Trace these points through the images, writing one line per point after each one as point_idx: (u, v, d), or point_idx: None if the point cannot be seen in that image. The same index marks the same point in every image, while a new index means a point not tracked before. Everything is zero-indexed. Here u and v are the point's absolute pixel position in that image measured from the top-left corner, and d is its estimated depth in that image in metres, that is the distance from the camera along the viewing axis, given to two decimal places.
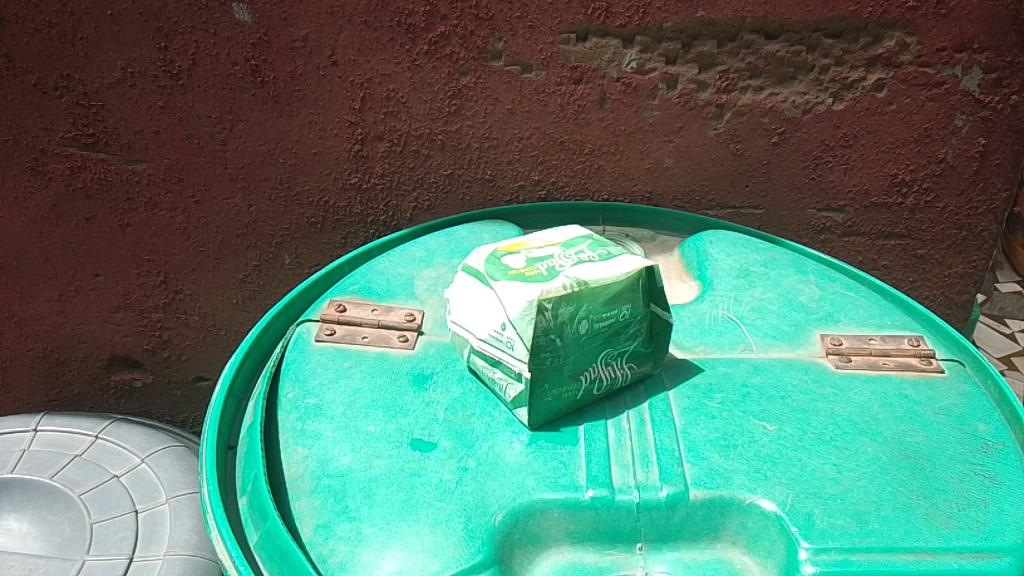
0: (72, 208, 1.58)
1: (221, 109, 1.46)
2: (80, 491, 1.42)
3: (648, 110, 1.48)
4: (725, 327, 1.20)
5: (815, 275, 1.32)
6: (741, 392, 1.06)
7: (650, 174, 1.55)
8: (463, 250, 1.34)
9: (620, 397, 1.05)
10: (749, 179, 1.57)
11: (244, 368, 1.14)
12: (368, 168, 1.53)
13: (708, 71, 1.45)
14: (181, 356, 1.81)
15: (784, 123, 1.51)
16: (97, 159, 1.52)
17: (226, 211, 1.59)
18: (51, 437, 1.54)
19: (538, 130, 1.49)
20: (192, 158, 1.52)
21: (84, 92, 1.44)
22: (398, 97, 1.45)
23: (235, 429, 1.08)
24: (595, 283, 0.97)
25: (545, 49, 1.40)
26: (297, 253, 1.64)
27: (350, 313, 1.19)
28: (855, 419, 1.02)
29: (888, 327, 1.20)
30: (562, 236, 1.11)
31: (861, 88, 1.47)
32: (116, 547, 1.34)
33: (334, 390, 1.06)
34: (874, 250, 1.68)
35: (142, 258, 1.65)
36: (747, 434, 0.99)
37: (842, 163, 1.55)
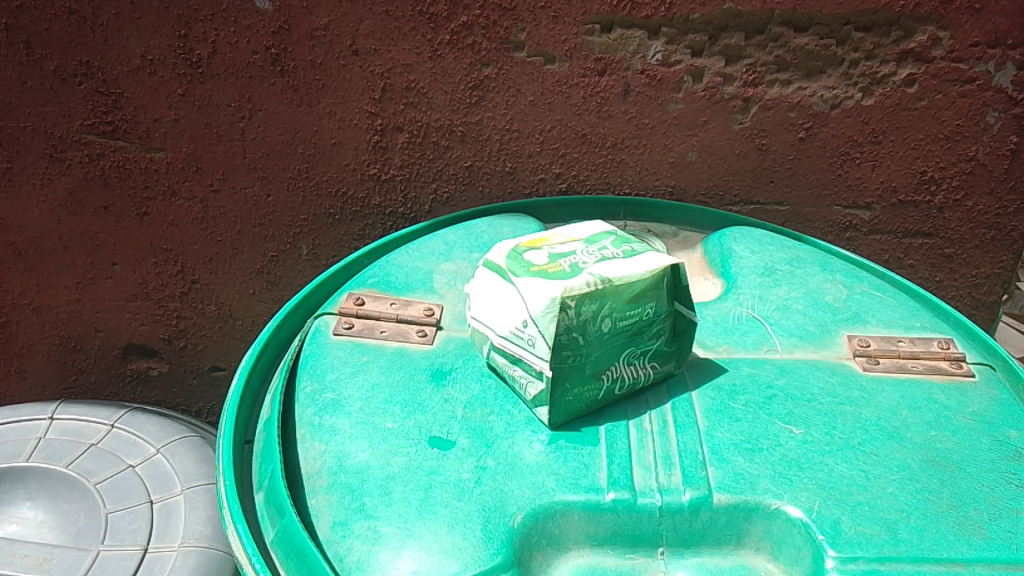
0: (89, 196, 1.58)
1: (241, 97, 1.44)
2: (95, 480, 1.42)
3: (672, 103, 1.45)
4: (749, 326, 1.17)
5: (842, 274, 1.29)
6: (766, 393, 1.04)
7: (673, 168, 1.52)
8: (483, 244, 1.32)
9: (642, 397, 1.03)
10: (774, 174, 1.54)
11: (261, 361, 1.13)
12: (387, 159, 1.51)
13: (734, 64, 1.42)
14: (197, 345, 1.81)
15: (812, 118, 1.47)
16: (115, 147, 1.51)
17: (244, 201, 1.58)
18: (67, 426, 1.53)
19: (560, 122, 1.47)
20: (210, 148, 1.51)
21: (103, 79, 1.43)
22: (418, 87, 1.43)
23: (252, 423, 1.06)
24: (619, 281, 0.95)
25: (568, 40, 1.38)
26: (315, 244, 1.63)
27: (369, 307, 1.18)
28: (883, 424, 0.99)
29: (916, 329, 1.17)
30: (585, 232, 1.09)
31: (892, 83, 1.44)
32: (131, 537, 1.34)
33: (352, 385, 1.05)
34: (901, 249, 1.64)
35: (159, 247, 1.65)
36: (772, 437, 0.97)
37: (870, 159, 1.52)
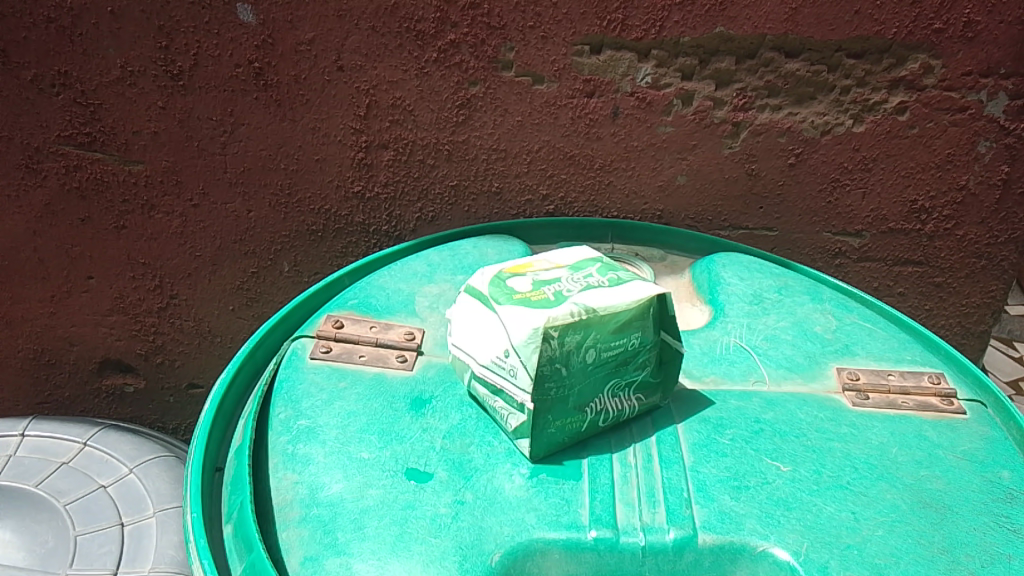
0: (65, 208, 1.54)
1: (223, 111, 1.41)
2: (64, 501, 1.37)
3: (662, 126, 1.43)
4: (737, 356, 1.15)
5: (831, 304, 1.27)
6: (754, 428, 1.01)
7: (662, 192, 1.50)
8: (467, 266, 1.29)
9: (626, 429, 1.01)
10: (763, 200, 1.52)
11: (235, 385, 1.09)
12: (372, 177, 1.49)
13: (725, 89, 1.41)
14: (174, 362, 1.77)
15: (802, 144, 1.46)
16: (93, 159, 1.47)
17: (225, 216, 1.54)
18: (38, 443, 1.49)
19: (548, 143, 1.45)
20: (191, 162, 1.48)
21: (82, 90, 1.39)
22: (404, 104, 1.41)
23: (223, 450, 1.02)
24: (605, 311, 0.92)
25: (558, 61, 1.36)
26: (296, 261, 1.60)
27: (347, 330, 1.14)
28: (873, 462, 0.97)
29: (906, 363, 1.15)
30: (570, 258, 1.06)
31: (883, 111, 1.42)
32: (100, 560, 1.29)
33: (327, 412, 1.01)
34: (890, 276, 1.63)
35: (137, 262, 1.61)
36: (759, 475, 0.94)
37: (861, 187, 1.51)
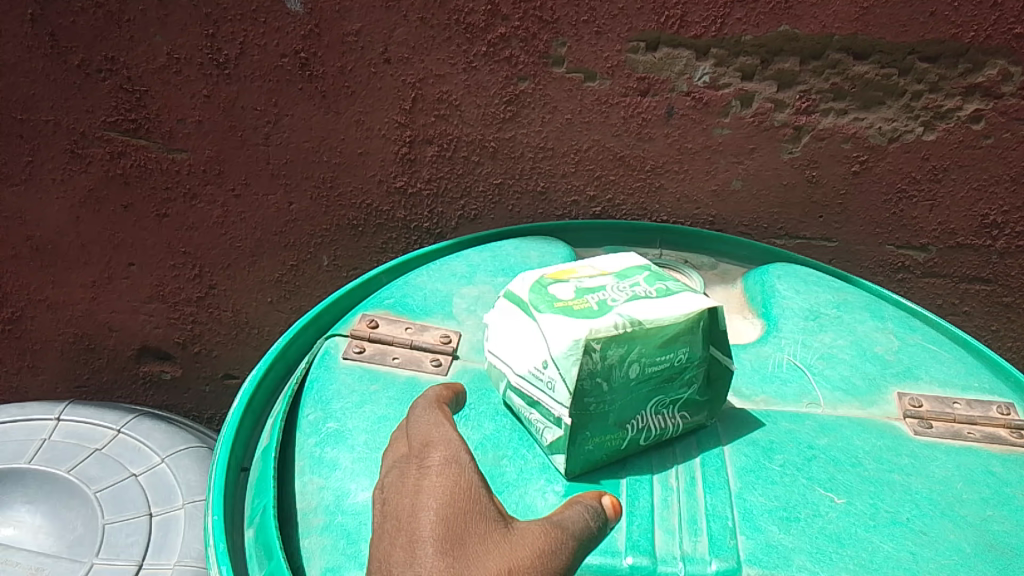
0: (109, 194, 1.53)
1: (267, 101, 1.39)
2: (95, 488, 1.37)
3: (718, 128, 1.37)
4: (790, 375, 1.09)
5: (893, 323, 1.19)
6: (806, 454, 0.95)
7: (715, 197, 1.44)
8: (508, 268, 1.25)
9: (669, 449, 0.95)
10: (824, 209, 1.44)
11: (266, 382, 1.06)
12: (415, 172, 1.45)
13: (787, 91, 1.34)
14: (211, 351, 1.76)
15: (867, 151, 1.38)
16: (137, 146, 1.46)
17: (266, 207, 1.52)
18: (73, 428, 1.49)
19: (597, 142, 1.39)
20: (234, 152, 1.46)
21: (128, 76, 1.38)
22: (450, 99, 1.37)
23: (250, 450, 0.99)
24: (651, 324, 0.87)
25: (611, 57, 1.30)
26: (336, 256, 1.57)
27: (382, 330, 1.11)
28: (935, 498, 0.90)
29: (974, 391, 1.07)
30: (616, 265, 1.01)
31: (956, 118, 1.33)
32: (126, 552, 1.29)
33: (357, 415, 0.98)
34: (956, 294, 1.54)
35: (178, 250, 1.60)
36: (810, 506, 0.88)
37: (929, 198, 1.42)
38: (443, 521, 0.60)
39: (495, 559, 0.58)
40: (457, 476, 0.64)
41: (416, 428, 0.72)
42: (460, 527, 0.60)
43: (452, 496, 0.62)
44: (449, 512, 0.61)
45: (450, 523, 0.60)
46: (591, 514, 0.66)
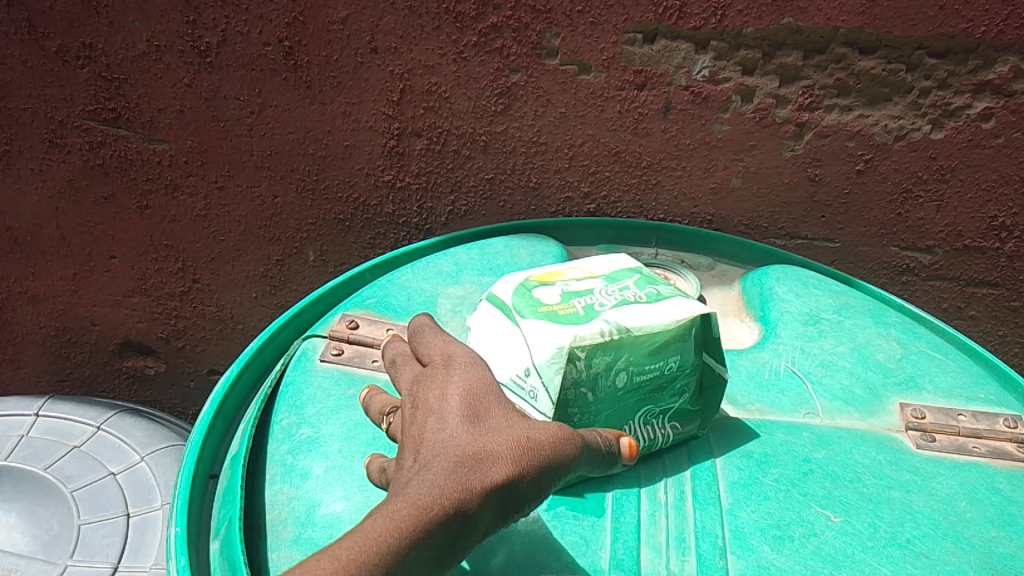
0: (88, 185, 1.49)
1: (250, 91, 1.34)
2: (72, 487, 1.32)
3: (718, 124, 1.32)
4: (787, 383, 1.04)
5: (896, 329, 1.14)
6: (802, 468, 0.90)
7: (714, 195, 1.39)
8: (496, 267, 1.20)
9: (658, 461, 0.91)
10: (826, 209, 1.40)
11: (240, 384, 1.02)
12: (403, 166, 1.41)
13: (790, 86, 1.28)
14: (194, 347, 1.74)
15: (872, 149, 1.33)
16: (117, 136, 1.42)
17: (250, 200, 1.48)
18: (52, 424, 1.45)
19: (592, 137, 1.35)
20: (216, 143, 1.41)
21: (107, 63, 1.33)
22: (440, 91, 1.32)
23: (220, 455, 0.95)
24: (640, 331, 0.83)
25: (607, 49, 1.25)
26: (322, 251, 1.53)
27: (362, 332, 1.06)
28: (937, 518, 0.85)
29: (979, 402, 1.03)
30: (606, 267, 0.96)
31: (965, 117, 1.28)
32: (101, 553, 1.25)
33: (333, 421, 0.93)
34: (962, 297, 1.50)
35: (160, 244, 1.56)
36: (806, 524, 0.83)
37: (935, 199, 1.37)
38: (473, 399, 0.66)
39: (517, 427, 0.64)
40: (479, 372, 0.69)
41: (427, 343, 0.76)
42: (487, 405, 0.65)
43: (478, 387, 0.67)
44: (476, 392, 0.66)
45: (477, 400, 0.65)
46: (600, 440, 0.72)
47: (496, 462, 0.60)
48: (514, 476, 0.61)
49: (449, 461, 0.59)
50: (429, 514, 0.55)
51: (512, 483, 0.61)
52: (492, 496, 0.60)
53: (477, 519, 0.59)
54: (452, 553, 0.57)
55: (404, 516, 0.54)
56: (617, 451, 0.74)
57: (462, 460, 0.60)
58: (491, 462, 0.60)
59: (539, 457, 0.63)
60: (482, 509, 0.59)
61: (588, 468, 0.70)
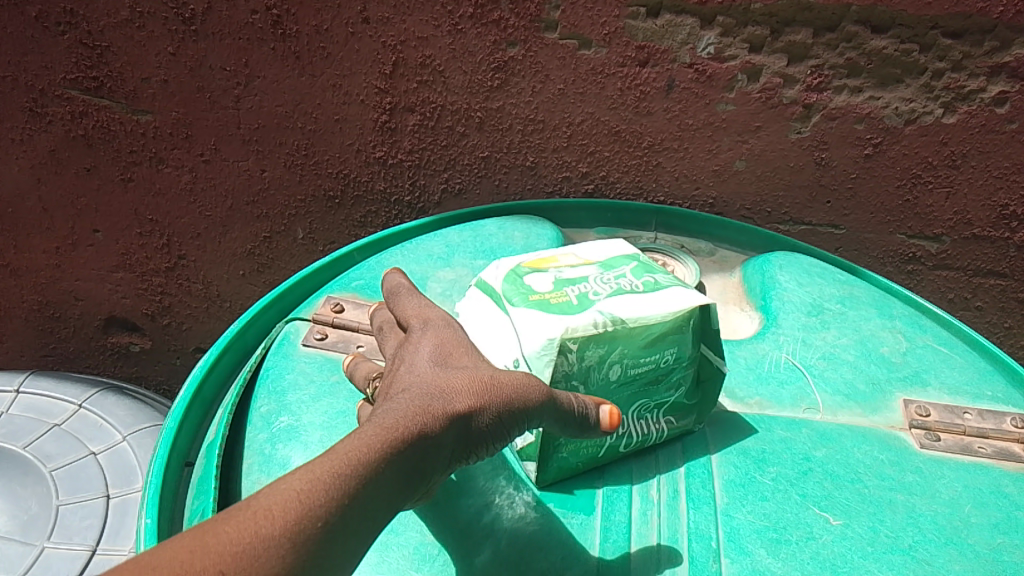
0: (71, 156, 1.44)
1: (237, 61, 1.29)
2: (51, 467, 1.29)
3: (722, 104, 1.27)
4: (788, 376, 1.00)
5: (902, 321, 1.10)
6: (801, 467, 0.87)
7: (716, 177, 1.35)
8: (488, 250, 1.16)
9: (652, 457, 0.88)
10: (832, 194, 1.35)
11: (219, 368, 0.98)
12: (395, 142, 1.36)
13: (798, 65, 1.23)
14: (181, 324, 1.71)
15: (882, 133, 1.28)
16: (99, 106, 1.37)
17: (237, 175, 1.43)
18: (32, 402, 1.41)
19: (591, 116, 1.30)
20: (202, 114, 1.36)
21: (87, 30, 1.27)
22: (434, 64, 1.26)
23: (197, 441, 0.91)
24: (635, 323, 0.79)
25: (608, 24, 1.20)
26: (311, 229, 1.49)
27: (347, 316, 1.02)
28: (941, 523, 0.82)
29: (986, 400, 0.99)
30: (602, 253, 0.92)
31: (979, 101, 1.23)
32: (79, 535, 1.22)
33: (313, 409, 0.89)
34: (969, 287, 1.46)
35: (145, 218, 1.52)
36: (804, 527, 0.80)
37: (945, 186, 1.33)
38: (442, 349, 0.65)
39: (482, 367, 0.63)
40: (453, 331, 0.68)
41: (403, 308, 0.73)
42: (456, 351, 0.65)
43: (448, 341, 0.66)
44: (447, 341, 0.66)
45: (445, 347, 0.65)
46: (575, 404, 0.68)
47: (459, 394, 0.60)
48: (479, 407, 0.60)
49: (414, 393, 0.59)
50: (395, 431, 0.54)
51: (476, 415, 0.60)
52: (457, 425, 0.59)
53: (442, 447, 0.58)
54: (418, 477, 0.55)
55: (370, 432, 0.53)
56: (595, 420, 0.69)
57: (427, 392, 0.59)
58: (456, 393, 0.60)
59: (506, 394, 0.62)
60: (448, 435, 0.58)
61: (555, 424, 0.67)
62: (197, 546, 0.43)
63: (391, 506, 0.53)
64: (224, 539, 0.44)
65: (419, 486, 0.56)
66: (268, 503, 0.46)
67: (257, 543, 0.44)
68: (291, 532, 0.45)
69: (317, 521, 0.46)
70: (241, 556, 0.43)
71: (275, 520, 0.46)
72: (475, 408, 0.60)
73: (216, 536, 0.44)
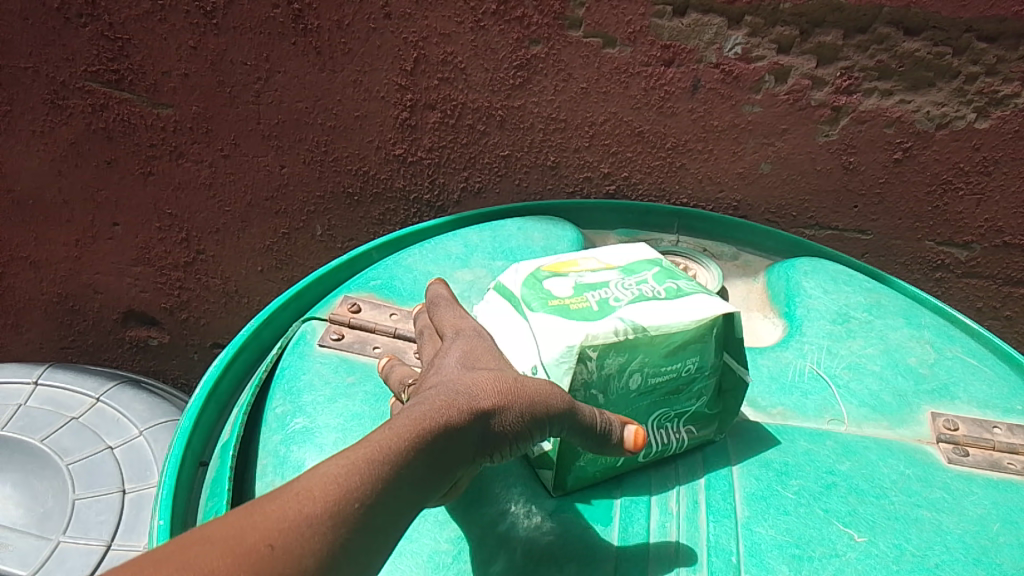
0: (91, 149, 1.44)
1: (258, 56, 1.28)
2: (68, 460, 1.30)
3: (749, 105, 1.24)
4: (812, 386, 0.98)
5: (931, 331, 1.07)
6: (825, 481, 0.84)
7: (741, 180, 1.32)
8: (507, 251, 1.14)
9: (671, 467, 0.86)
10: (859, 199, 1.32)
11: (234, 367, 0.98)
12: (415, 139, 1.35)
13: (827, 67, 1.20)
14: (199, 319, 1.71)
15: (913, 137, 1.25)
16: (120, 99, 1.36)
17: (256, 170, 1.43)
18: (50, 395, 1.42)
19: (614, 115, 1.28)
20: (222, 109, 1.36)
21: (109, 23, 1.27)
22: (456, 61, 1.25)
23: (211, 442, 0.91)
24: (656, 331, 0.77)
25: (634, 22, 1.17)
26: (330, 225, 1.48)
27: (364, 316, 1.01)
28: (969, 542, 0.79)
29: (1017, 415, 0.96)
30: (624, 257, 0.90)
31: (1013, 106, 1.20)
32: (95, 530, 1.22)
33: (328, 411, 0.88)
34: (998, 297, 1.43)
35: (164, 212, 1.52)
36: (827, 544, 0.78)
37: (976, 193, 1.29)
38: (470, 354, 0.68)
39: (507, 369, 0.65)
40: (483, 339, 0.70)
41: (438, 317, 0.76)
42: (483, 355, 0.67)
43: (478, 348, 0.69)
44: (475, 348, 0.69)
45: (473, 352, 0.68)
46: (600, 423, 0.68)
47: (484, 391, 0.62)
48: (503, 404, 0.62)
49: (441, 390, 0.61)
50: (422, 423, 0.56)
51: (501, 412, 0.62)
52: (482, 422, 0.60)
53: (467, 442, 0.59)
54: (443, 469, 0.57)
55: (397, 424, 0.55)
56: (619, 439, 0.69)
57: (453, 389, 0.61)
58: (481, 389, 0.61)
59: (529, 393, 0.63)
60: (473, 430, 0.60)
61: (577, 436, 0.67)
62: (246, 521, 0.47)
63: (418, 495, 0.55)
64: (270, 517, 0.47)
65: (444, 479, 0.57)
66: (307, 485, 0.50)
67: (301, 522, 0.47)
68: (331, 511, 0.49)
69: (353, 502, 0.50)
70: (288, 531, 0.47)
71: (317, 499, 0.49)
72: (499, 405, 0.61)
73: (263, 514, 0.47)
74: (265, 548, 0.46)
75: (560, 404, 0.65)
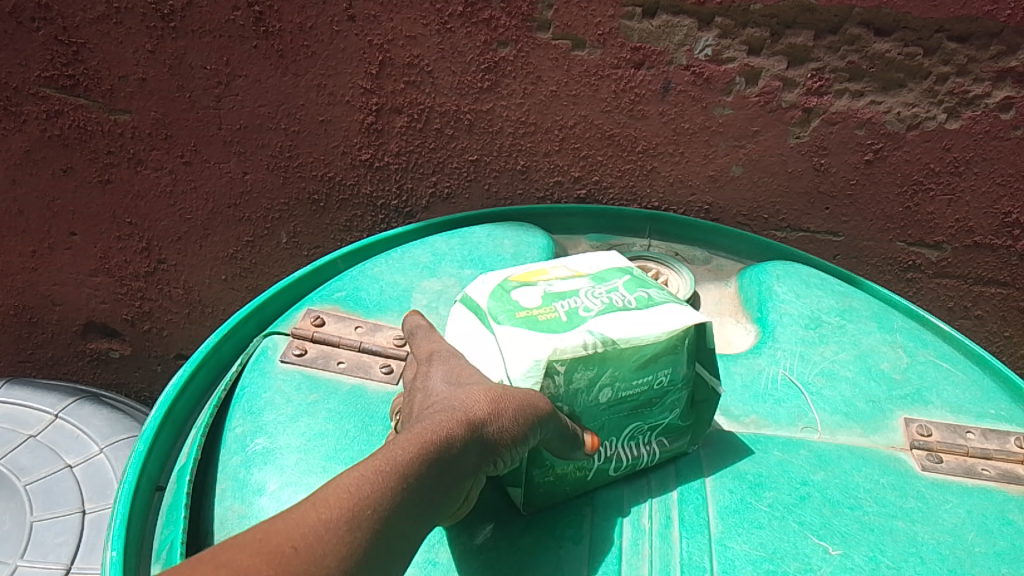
0: (46, 156, 1.39)
1: (218, 60, 1.24)
2: (25, 480, 1.26)
3: (720, 107, 1.23)
4: (785, 394, 0.97)
5: (903, 335, 1.07)
6: (799, 492, 0.83)
7: (713, 183, 1.31)
8: (476, 259, 1.12)
9: (643, 480, 0.84)
10: (831, 200, 1.32)
11: (192, 386, 0.94)
12: (382, 144, 1.32)
13: (798, 68, 1.19)
14: (161, 330, 1.67)
15: (883, 138, 1.24)
16: (75, 105, 1.32)
17: (218, 177, 1.39)
18: (7, 412, 1.37)
19: (585, 118, 1.26)
20: (181, 114, 1.32)
21: (63, 26, 1.23)
22: (422, 64, 1.22)
23: (168, 466, 0.87)
24: (626, 343, 0.75)
25: (602, 24, 1.15)
26: (295, 233, 1.45)
27: (327, 330, 0.98)
28: (943, 552, 0.79)
29: (990, 420, 0.96)
30: (594, 265, 0.88)
31: (984, 106, 1.19)
32: (53, 553, 1.18)
33: (290, 431, 0.85)
34: (968, 296, 1.43)
35: (124, 221, 1.48)
36: (801, 558, 0.76)
37: (947, 193, 1.29)
38: (453, 372, 0.74)
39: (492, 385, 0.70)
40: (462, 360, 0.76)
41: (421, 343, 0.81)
42: (466, 371, 0.73)
43: (459, 369, 0.74)
44: (459, 371, 0.73)
45: (454, 369, 0.73)
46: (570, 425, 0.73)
47: (480, 402, 0.64)
48: (497, 413, 0.64)
49: (438, 406, 0.64)
50: (423, 437, 0.60)
51: (497, 421, 0.64)
52: (481, 432, 0.63)
53: (468, 453, 0.62)
54: (449, 480, 0.61)
55: (402, 440, 0.59)
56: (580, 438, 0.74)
57: (451, 403, 0.64)
58: (475, 402, 0.64)
59: (517, 401, 0.65)
60: (472, 440, 0.62)
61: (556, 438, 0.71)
62: (270, 529, 0.52)
63: (425, 507, 0.59)
64: (293, 523, 0.52)
65: (449, 491, 0.61)
66: (324, 495, 0.54)
67: (320, 525, 0.52)
68: (348, 516, 0.53)
69: (367, 509, 0.54)
70: (308, 535, 0.52)
71: (332, 508, 0.54)
72: (493, 414, 0.63)
73: (286, 521, 0.52)
74: (289, 549, 0.50)
75: (545, 405, 0.67)
